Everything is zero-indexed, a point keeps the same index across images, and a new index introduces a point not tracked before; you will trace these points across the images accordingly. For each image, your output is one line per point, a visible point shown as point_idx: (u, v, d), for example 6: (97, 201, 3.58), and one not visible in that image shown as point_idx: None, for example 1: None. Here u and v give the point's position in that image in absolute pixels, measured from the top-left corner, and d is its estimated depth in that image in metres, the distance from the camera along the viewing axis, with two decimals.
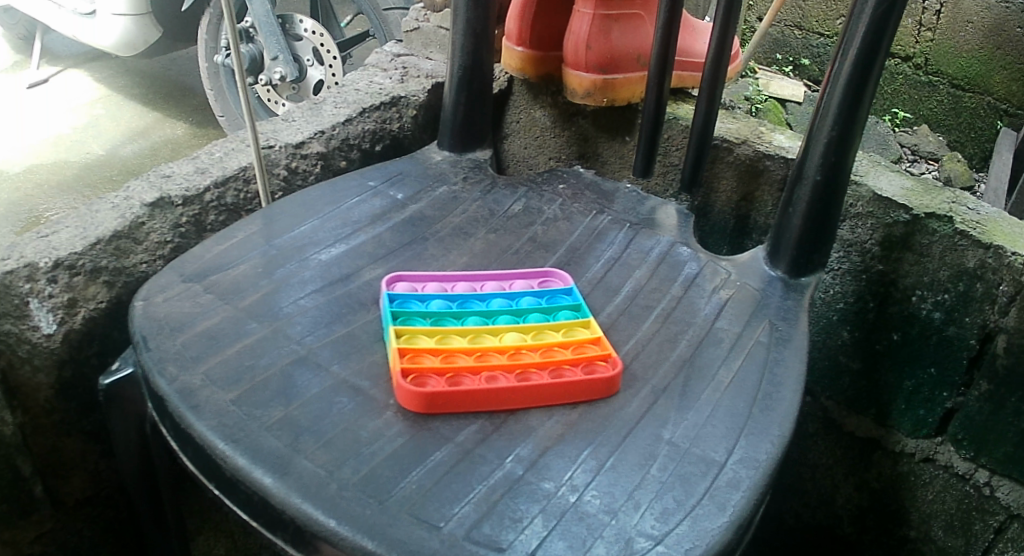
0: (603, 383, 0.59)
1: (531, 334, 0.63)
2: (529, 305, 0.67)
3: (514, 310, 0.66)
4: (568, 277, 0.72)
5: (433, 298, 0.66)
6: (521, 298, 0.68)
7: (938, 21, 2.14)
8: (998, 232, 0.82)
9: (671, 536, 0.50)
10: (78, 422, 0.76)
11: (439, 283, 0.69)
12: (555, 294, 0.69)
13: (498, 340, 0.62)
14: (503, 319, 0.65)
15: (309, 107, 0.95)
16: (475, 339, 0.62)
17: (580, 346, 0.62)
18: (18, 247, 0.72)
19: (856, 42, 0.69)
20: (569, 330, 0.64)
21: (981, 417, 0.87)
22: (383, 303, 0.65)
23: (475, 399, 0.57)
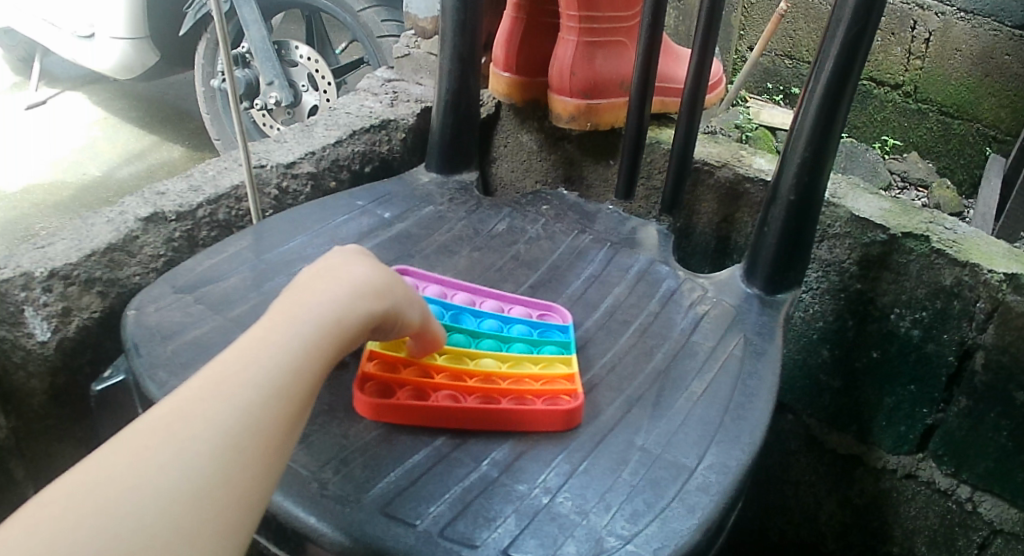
0: (560, 413, 0.59)
1: (508, 365, 0.64)
2: (518, 336, 0.68)
3: (500, 335, 0.68)
4: (569, 315, 0.72)
5: (426, 303, 0.69)
6: (515, 325, 0.69)
7: (927, 49, 2.08)
8: (975, 250, 0.84)
9: (641, 536, 0.52)
10: (71, 429, 0.79)
11: (437, 289, 0.72)
12: (551, 328, 0.70)
13: (474, 363, 0.63)
14: (487, 342, 0.67)
15: (301, 129, 0.98)
16: (453, 358, 0.64)
17: (555, 382, 0.63)
18: (15, 257, 0.74)
19: (829, 64, 0.71)
20: (547, 364, 0.65)
21: (961, 433, 0.89)
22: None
23: (428, 407, 0.58)
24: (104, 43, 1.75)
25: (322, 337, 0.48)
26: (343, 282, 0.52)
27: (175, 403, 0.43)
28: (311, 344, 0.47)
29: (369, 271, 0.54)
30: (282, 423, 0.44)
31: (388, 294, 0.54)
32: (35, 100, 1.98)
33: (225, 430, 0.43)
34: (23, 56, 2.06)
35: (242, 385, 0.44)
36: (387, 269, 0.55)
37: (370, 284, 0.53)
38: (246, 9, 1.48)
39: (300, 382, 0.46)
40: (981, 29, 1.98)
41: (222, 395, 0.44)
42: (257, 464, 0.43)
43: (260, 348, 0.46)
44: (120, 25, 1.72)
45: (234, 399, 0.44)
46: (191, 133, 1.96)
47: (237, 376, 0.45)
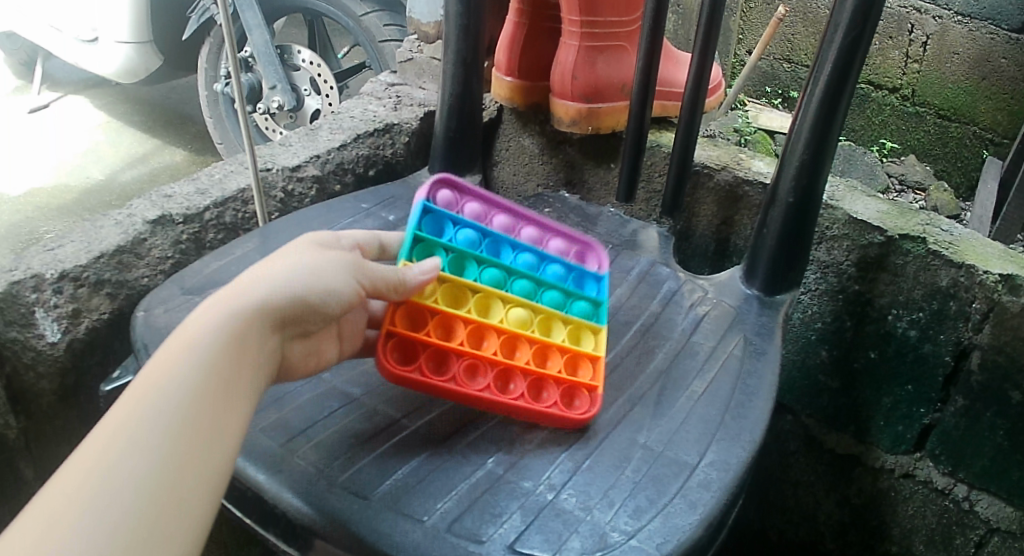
0: (574, 416, 0.60)
1: (537, 323, 0.65)
2: (550, 276, 0.69)
3: (534, 273, 0.68)
4: (605, 261, 0.73)
5: (466, 226, 0.67)
6: (549, 266, 0.69)
7: (925, 52, 2.09)
8: (971, 252, 0.85)
9: (643, 531, 0.53)
10: (80, 429, 0.81)
11: (473, 210, 0.71)
12: (583, 274, 0.71)
13: (505, 316, 0.64)
14: (521, 284, 0.66)
15: (306, 133, 0.99)
16: (485, 305, 0.64)
17: (575, 362, 0.64)
18: (25, 259, 0.75)
19: (826, 68, 0.72)
20: (576, 332, 0.66)
21: (958, 432, 0.90)
22: (421, 204, 0.66)
23: (449, 386, 0.59)
24: (107, 47, 1.76)
25: (238, 346, 0.48)
26: (243, 295, 0.50)
27: (80, 460, 0.43)
28: (218, 371, 0.47)
29: (274, 271, 0.52)
30: (206, 456, 0.45)
31: (305, 285, 0.52)
32: (37, 103, 1.99)
33: (146, 480, 0.43)
34: (25, 60, 2.06)
35: (160, 409, 0.45)
36: (298, 259, 0.53)
37: (279, 286, 0.51)
38: (247, 13, 1.51)
39: (215, 409, 0.46)
40: (978, 32, 2.00)
41: (132, 442, 0.43)
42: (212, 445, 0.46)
43: (163, 388, 0.45)
44: (122, 30, 1.72)
45: (146, 447, 0.43)
46: (193, 136, 1.97)
47: (142, 422, 0.44)
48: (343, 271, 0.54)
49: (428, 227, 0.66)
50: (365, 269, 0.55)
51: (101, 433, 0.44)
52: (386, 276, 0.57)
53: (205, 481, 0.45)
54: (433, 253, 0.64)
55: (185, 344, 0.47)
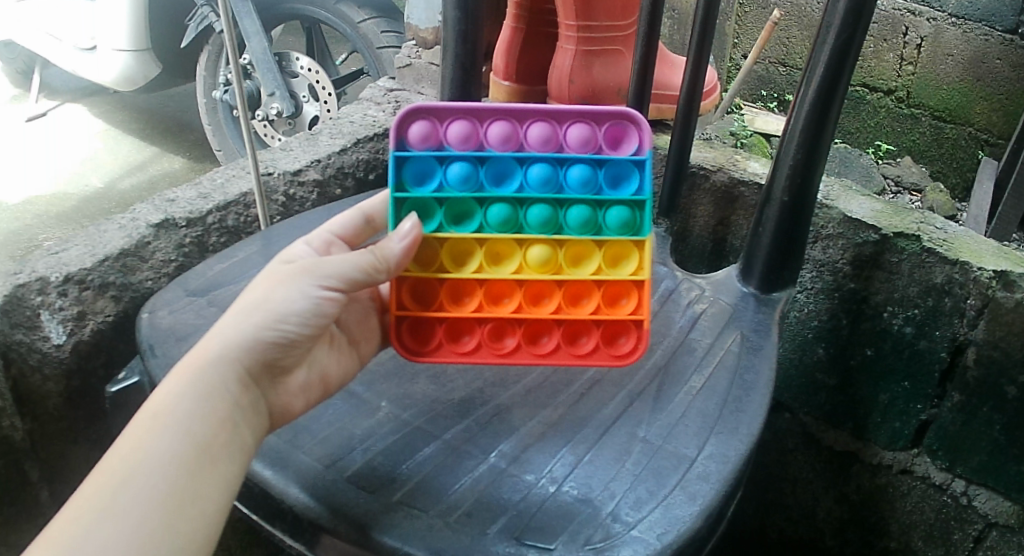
0: (612, 362, 0.62)
1: (563, 257, 0.61)
2: (573, 182, 0.60)
3: (549, 191, 0.60)
4: (647, 138, 0.59)
5: (456, 160, 0.60)
6: (572, 171, 0.60)
7: (919, 55, 2.10)
8: (965, 249, 0.86)
9: (644, 522, 0.54)
10: (85, 431, 0.82)
11: (467, 123, 0.60)
12: (619, 166, 0.60)
13: (522, 262, 0.61)
14: (538, 211, 0.60)
15: (307, 138, 1.00)
16: (498, 252, 0.61)
17: (615, 292, 0.62)
18: (30, 263, 0.76)
19: (819, 69, 0.73)
20: (617, 256, 0.61)
21: (955, 428, 0.91)
22: (391, 165, 0.59)
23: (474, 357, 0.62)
24: (105, 55, 1.77)
25: (217, 397, 0.52)
26: (201, 356, 0.52)
27: (55, 532, 0.47)
28: (189, 437, 0.50)
29: (229, 322, 0.54)
30: (177, 520, 0.48)
31: (260, 325, 0.53)
32: (35, 111, 2.00)
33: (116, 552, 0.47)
34: (22, 68, 2.04)
35: (146, 469, 0.49)
36: (254, 296, 0.54)
37: (234, 341, 0.53)
38: (246, 21, 1.51)
39: (184, 475, 0.49)
40: (972, 34, 2.01)
41: (117, 501, 0.48)
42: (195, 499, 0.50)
43: (128, 461, 0.49)
44: (121, 38, 1.73)
45: (111, 523, 0.47)
46: (192, 144, 1.98)
47: (108, 498, 0.48)
48: (301, 289, 0.54)
49: (413, 176, 0.60)
50: (324, 270, 0.55)
51: (70, 510, 0.47)
52: (354, 267, 0.55)
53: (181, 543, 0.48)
54: (425, 215, 0.60)
55: (148, 418, 0.50)
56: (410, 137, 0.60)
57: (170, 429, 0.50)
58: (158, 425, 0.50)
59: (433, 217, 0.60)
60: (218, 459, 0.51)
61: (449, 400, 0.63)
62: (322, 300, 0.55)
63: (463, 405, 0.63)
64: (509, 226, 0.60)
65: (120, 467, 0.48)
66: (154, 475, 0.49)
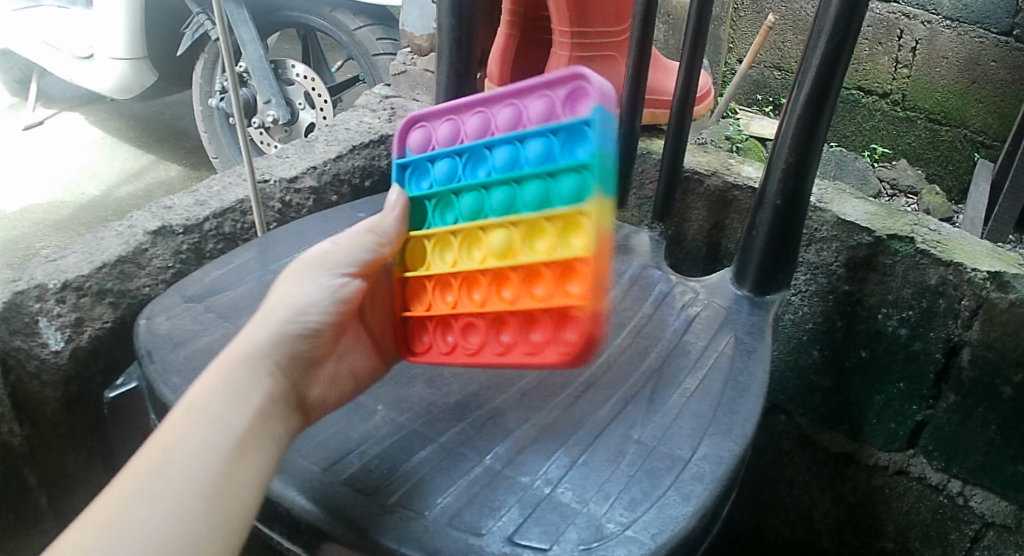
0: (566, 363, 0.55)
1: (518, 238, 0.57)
2: (530, 158, 0.57)
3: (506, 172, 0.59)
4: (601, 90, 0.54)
5: (442, 158, 0.62)
6: (529, 145, 0.58)
7: (914, 57, 2.11)
8: (959, 250, 0.87)
9: (639, 522, 0.54)
10: (83, 436, 0.82)
11: (451, 123, 0.63)
12: (572, 129, 0.56)
13: (483, 250, 0.59)
14: (499, 195, 0.59)
15: (302, 145, 1.00)
16: (468, 241, 0.60)
17: (564, 273, 0.55)
18: (29, 270, 0.77)
19: (811, 72, 0.73)
20: (566, 233, 0.55)
21: (950, 428, 0.92)
22: (394, 173, 0.64)
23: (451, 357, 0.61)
24: (103, 63, 1.77)
25: (251, 384, 0.53)
26: (233, 352, 0.55)
27: (87, 524, 0.47)
28: (224, 426, 0.51)
29: (254, 324, 0.57)
30: (215, 506, 0.49)
31: (283, 319, 0.57)
32: (32, 120, 2.01)
33: (153, 538, 0.47)
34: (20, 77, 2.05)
35: (183, 455, 0.49)
36: (274, 298, 0.58)
37: (260, 337, 0.56)
38: (241, 30, 1.54)
39: (222, 461, 0.50)
40: (966, 36, 2.02)
41: (153, 487, 0.48)
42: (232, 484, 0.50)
43: (164, 451, 0.49)
44: (119, 46, 1.73)
45: (146, 511, 0.47)
46: (189, 152, 1.99)
47: (146, 486, 0.48)
48: (317, 280, 0.59)
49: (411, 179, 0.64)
50: (334, 260, 0.60)
51: (104, 503, 0.48)
52: (362, 252, 0.60)
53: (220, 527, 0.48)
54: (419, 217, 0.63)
55: (182, 411, 0.51)
56: (410, 145, 0.65)
57: (205, 422, 0.51)
58: (191, 418, 0.51)
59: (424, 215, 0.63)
60: (253, 446, 0.51)
61: (446, 403, 0.63)
62: (336, 287, 0.59)
63: (458, 408, 0.63)
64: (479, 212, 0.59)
65: (156, 457, 0.49)
66: (190, 464, 0.49)
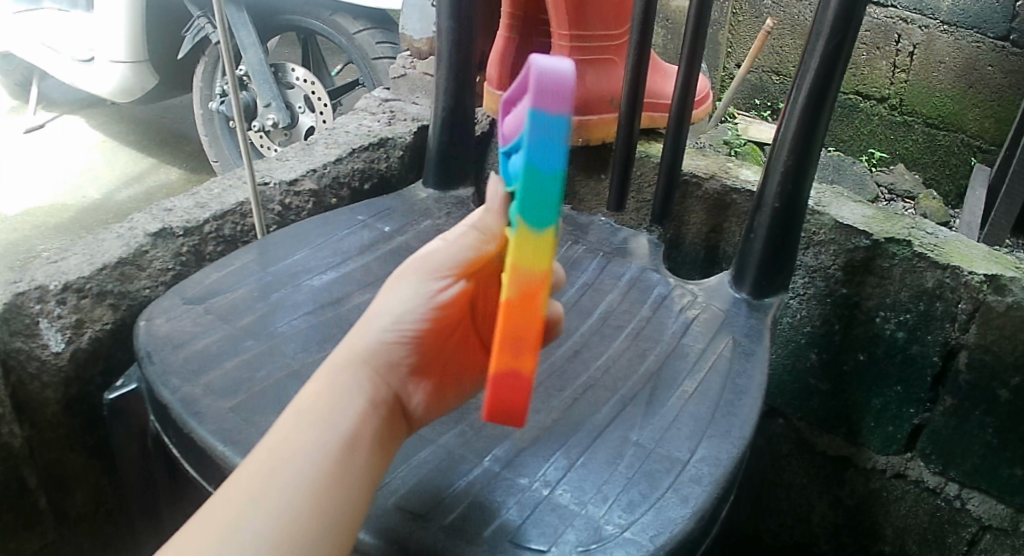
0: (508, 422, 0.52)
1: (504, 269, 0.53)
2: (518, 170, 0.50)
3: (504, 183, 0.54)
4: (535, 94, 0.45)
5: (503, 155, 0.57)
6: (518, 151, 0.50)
7: (911, 62, 2.12)
8: (956, 253, 0.87)
9: (637, 524, 0.54)
10: (83, 437, 0.82)
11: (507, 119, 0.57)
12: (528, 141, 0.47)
13: None
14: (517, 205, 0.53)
15: (302, 148, 1.01)
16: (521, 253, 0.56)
17: None
18: (30, 271, 0.77)
19: (809, 76, 0.74)
20: None
21: (947, 432, 0.92)
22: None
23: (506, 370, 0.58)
24: (103, 66, 1.76)
25: (361, 388, 0.52)
26: (343, 354, 0.53)
27: (205, 525, 0.48)
28: (334, 430, 0.51)
29: (357, 332, 0.54)
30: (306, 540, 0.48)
31: (381, 328, 0.53)
32: (32, 123, 2.01)
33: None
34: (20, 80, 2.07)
35: (294, 458, 0.50)
36: (375, 304, 0.54)
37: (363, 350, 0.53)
38: (241, 33, 1.55)
39: (329, 465, 0.50)
40: (964, 41, 2.02)
41: (264, 492, 0.49)
42: (341, 487, 0.50)
43: (257, 480, 0.49)
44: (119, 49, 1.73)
45: (260, 514, 0.48)
46: (189, 154, 1.99)
47: (237, 515, 0.48)
48: (414, 284, 0.54)
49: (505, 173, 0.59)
50: (436, 261, 0.54)
51: (220, 504, 0.49)
52: (463, 251, 0.55)
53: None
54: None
55: (293, 415, 0.52)
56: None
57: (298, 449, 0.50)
58: (285, 446, 0.50)
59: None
60: (360, 450, 0.51)
61: None
62: (434, 290, 0.54)
63: (457, 410, 0.63)
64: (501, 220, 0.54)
65: (248, 485, 0.49)
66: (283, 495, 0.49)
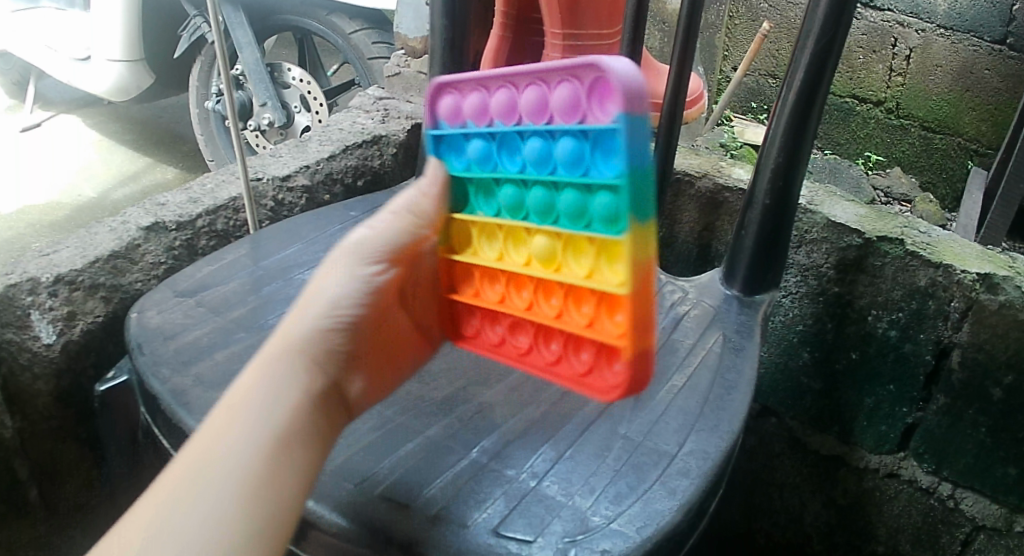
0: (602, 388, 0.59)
1: (566, 253, 0.59)
2: (564, 160, 0.56)
3: (547, 172, 0.57)
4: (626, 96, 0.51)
5: (476, 137, 0.61)
6: (569, 145, 0.55)
7: (908, 65, 2.12)
8: (949, 252, 0.87)
9: (623, 516, 0.54)
10: (75, 431, 0.82)
11: (479, 94, 0.60)
12: (609, 136, 0.53)
13: (528, 254, 0.61)
14: (540, 192, 0.58)
15: (296, 145, 1.01)
16: (516, 240, 0.61)
17: (610, 304, 0.57)
18: (22, 264, 0.77)
19: (799, 73, 0.74)
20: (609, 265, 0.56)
21: (940, 430, 0.92)
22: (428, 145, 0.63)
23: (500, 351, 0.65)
24: (99, 65, 1.77)
25: (295, 371, 0.55)
26: (280, 343, 0.56)
27: (146, 511, 0.51)
28: (271, 411, 0.53)
29: (291, 320, 0.57)
30: (251, 517, 0.50)
31: (316, 314, 0.57)
32: (29, 122, 2.02)
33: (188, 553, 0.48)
34: (17, 79, 2.07)
35: (234, 441, 0.52)
36: (309, 291, 0.59)
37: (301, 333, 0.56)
38: (238, 32, 1.55)
39: (266, 445, 0.52)
40: (961, 45, 2.03)
41: (205, 476, 0.51)
42: (282, 466, 0.51)
43: (197, 462, 0.51)
44: (115, 48, 1.73)
45: (203, 496, 0.50)
46: (185, 154, 1.99)
47: (183, 495, 0.50)
48: (345, 271, 0.59)
49: (446, 150, 0.63)
50: (366, 249, 0.60)
51: (161, 492, 0.51)
52: (392, 235, 0.61)
53: (257, 531, 0.50)
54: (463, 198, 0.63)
55: (230, 406, 0.53)
56: (444, 113, 0.62)
57: (240, 430, 0.52)
58: (227, 427, 0.53)
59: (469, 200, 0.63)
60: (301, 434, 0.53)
61: (434, 398, 0.64)
62: (366, 274, 0.60)
63: (446, 403, 0.64)
64: (551, 210, 0.58)
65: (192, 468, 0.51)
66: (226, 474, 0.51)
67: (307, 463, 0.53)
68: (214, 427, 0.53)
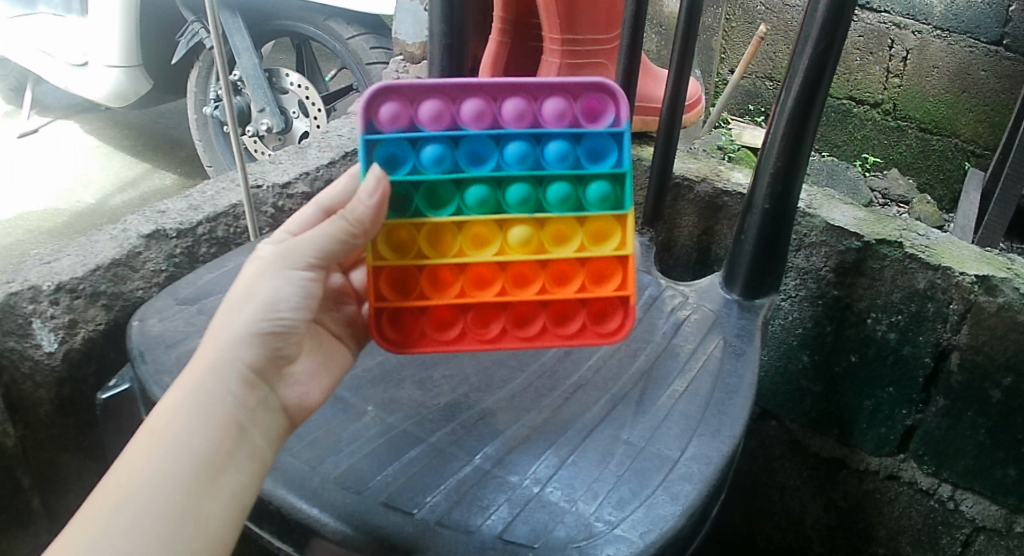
0: (599, 340, 0.64)
1: (544, 237, 0.63)
2: (551, 158, 0.61)
3: (528, 169, 0.61)
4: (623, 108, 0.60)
5: (428, 141, 0.60)
6: (561, 145, 0.60)
7: (905, 67, 2.12)
8: (947, 255, 0.87)
9: (626, 521, 0.55)
10: (76, 438, 0.82)
11: (436, 102, 0.60)
12: (599, 138, 0.61)
13: (502, 243, 0.62)
14: (517, 188, 0.61)
15: (295, 151, 1.01)
16: (480, 233, 0.62)
17: (599, 270, 0.64)
18: (22, 272, 0.77)
19: (798, 77, 0.74)
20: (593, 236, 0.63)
21: (940, 432, 0.92)
22: (361, 149, 0.59)
23: (460, 345, 0.63)
24: (97, 71, 1.77)
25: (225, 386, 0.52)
26: (207, 356, 0.52)
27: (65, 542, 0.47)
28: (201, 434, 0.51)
29: (218, 326, 0.53)
30: (184, 538, 0.48)
31: (246, 323, 0.53)
32: (27, 128, 2.02)
33: None
34: (14, 86, 2.07)
35: (161, 467, 0.49)
36: (238, 292, 0.54)
37: (230, 337, 0.53)
38: (236, 38, 1.56)
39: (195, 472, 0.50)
40: (957, 46, 2.03)
41: (128, 507, 0.48)
42: (213, 492, 0.50)
43: (120, 490, 0.48)
44: (113, 54, 1.73)
45: (126, 528, 0.47)
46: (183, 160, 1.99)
47: (99, 529, 0.47)
48: (279, 275, 0.55)
49: (384, 157, 0.60)
50: (300, 251, 0.55)
51: (80, 520, 0.48)
52: (326, 241, 0.55)
53: None
54: (404, 201, 0.61)
55: (154, 427, 0.50)
56: (381, 119, 0.59)
57: (169, 444, 0.50)
58: (152, 442, 0.50)
59: (411, 203, 0.61)
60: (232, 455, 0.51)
61: (436, 404, 0.64)
62: (302, 281, 0.55)
63: (448, 409, 0.64)
64: (528, 204, 0.62)
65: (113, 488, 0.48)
66: (152, 494, 0.49)
67: (238, 488, 0.51)
68: (138, 449, 0.50)
